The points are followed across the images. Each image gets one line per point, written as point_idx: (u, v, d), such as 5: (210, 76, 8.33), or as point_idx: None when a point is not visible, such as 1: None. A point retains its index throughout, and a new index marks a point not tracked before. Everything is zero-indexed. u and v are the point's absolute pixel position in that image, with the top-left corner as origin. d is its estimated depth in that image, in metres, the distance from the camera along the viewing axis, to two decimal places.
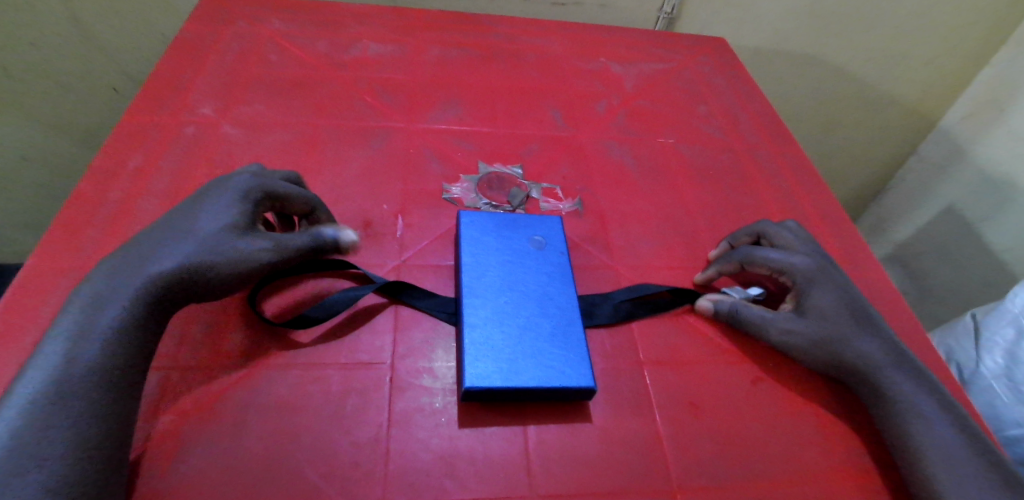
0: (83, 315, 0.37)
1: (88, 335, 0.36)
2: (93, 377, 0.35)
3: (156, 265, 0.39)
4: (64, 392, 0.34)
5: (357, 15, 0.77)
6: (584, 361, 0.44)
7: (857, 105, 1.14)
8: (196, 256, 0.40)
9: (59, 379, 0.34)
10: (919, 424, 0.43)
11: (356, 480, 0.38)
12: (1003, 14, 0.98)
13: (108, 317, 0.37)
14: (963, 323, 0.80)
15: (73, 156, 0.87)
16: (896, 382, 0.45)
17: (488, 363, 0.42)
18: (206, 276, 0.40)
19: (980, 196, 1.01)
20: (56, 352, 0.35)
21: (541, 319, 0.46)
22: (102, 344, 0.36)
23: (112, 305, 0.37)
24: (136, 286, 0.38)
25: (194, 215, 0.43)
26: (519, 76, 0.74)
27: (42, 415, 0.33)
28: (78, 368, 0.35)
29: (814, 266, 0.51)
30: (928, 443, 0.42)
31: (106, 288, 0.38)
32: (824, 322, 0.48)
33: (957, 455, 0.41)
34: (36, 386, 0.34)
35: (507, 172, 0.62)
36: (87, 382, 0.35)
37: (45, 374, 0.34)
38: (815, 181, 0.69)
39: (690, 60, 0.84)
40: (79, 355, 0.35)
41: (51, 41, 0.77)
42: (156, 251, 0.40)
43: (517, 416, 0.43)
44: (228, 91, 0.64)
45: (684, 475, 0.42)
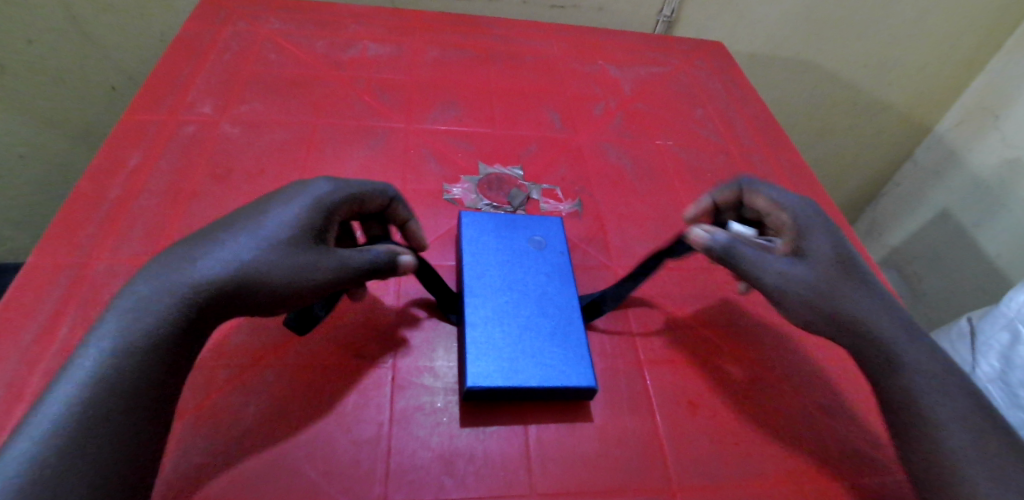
0: (120, 326, 0.33)
1: (123, 352, 0.32)
2: (122, 403, 0.31)
3: (204, 271, 0.35)
4: (92, 420, 0.30)
5: (356, 15, 0.78)
6: (583, 360, 0.45)
7: (852, 110, 1.15)
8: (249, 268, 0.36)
9: (88, 404, 0.30)
10: (930, 392, 0.39)
11: (356, 478, 0.38)
12: (995, 22, 0.99)
13: (144, 331, 0.33)
14: (959, 326, 0.81)
15: (69, 153, 0.87)
16: (901, 344, 0.41)
17: (488, 362, 0.43)
18: (255, 293, 0.36)
19: (973, 201, 1.02)
20: (84, 366, 0.31)
21: (541, 318, 0.46)
22: (135, 366, 0.32)
23: (148, 316, 0.33)
24: (178, 298, 0.34)
25: (257, 216, 0.38)
26: (517, 77, 0.75)
27: (66, 447, 0.29)
28: (108, 391, 0.31)
29: (808, 210, 0.47)
30: (938, 413, 0.38)
31: (147, 292, 0.34)
32: (819, 268, 0.43)
33: (967, 425, 0.37)
34: (61, 410, 0.30)
35: (506, 173, 0.62)
36: (117, 411, 0.31)
37: (73, 396, 0.30)
38: (810, 184, 0.70)
39: (687, 63, 0.85)
40: (114, 377, 0.31)
41: (49, 39, 0.77)
42: (206, 253, 0.36)
43: (517, 414, 0.43)
44: (227, 90, 0.64)
45: (683, 474, 0.42)
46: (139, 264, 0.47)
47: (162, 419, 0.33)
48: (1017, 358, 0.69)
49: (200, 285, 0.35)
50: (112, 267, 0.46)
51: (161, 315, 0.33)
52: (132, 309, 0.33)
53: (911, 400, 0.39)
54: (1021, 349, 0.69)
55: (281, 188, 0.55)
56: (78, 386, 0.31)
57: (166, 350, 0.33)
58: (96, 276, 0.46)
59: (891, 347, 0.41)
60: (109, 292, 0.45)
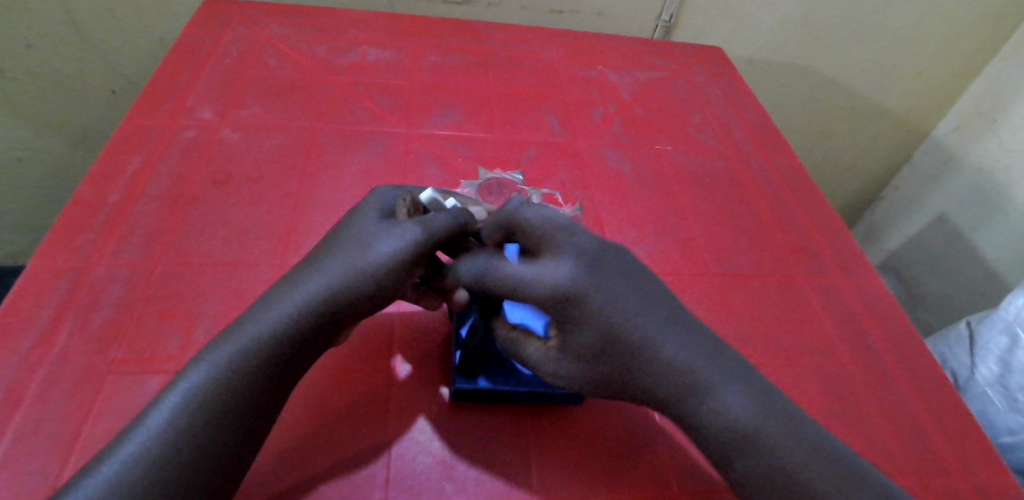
0: (231, 339, 0.35)
1: (224, 363, 0.34)
2: (215, 412, 0.33)
3: (303, 287, 0.37)
4: (188, 426, 0.32)
5: (355, 20, 0.78)
6: None
7: (849, 115, 1.16)
8: (342, 266, 0.38)
9: (190, 411, 0.33)
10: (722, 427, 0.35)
11: (357, 483, 0.38)
12: (992, 27, 1.00)
13: (246, 343, 0.35)
14: (957, 330, 0.81)
15: (68, 157, 0.87)
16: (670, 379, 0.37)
17: (476, 362, 0.44)
18: (347, 302, 0.37)
19: (970, 205, 1.02)
20: (198, 373, 0.34)
21: None
22: (234, 377, 0.34)
23: (257, 324, 0.36)
24: (279, 312, 0.36)
25: (354, 234, 0.40)
26: (516, 82, 0.75)
27: (168, 449, 0.31)
28: (206, 400, 0.33)
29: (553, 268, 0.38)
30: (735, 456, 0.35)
31: (261, 303, 0.37)
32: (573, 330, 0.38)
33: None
34: (168, 414, 0.32)
35: (506, 177, 0.62)
36: (209, 420, 0.33)
37: (180, 400, 0.33)
38: (808, 188, 0.70)
39: (685, 68, 0.85)
40: (214, 385, 0.33)
41: (48, 42, 0.77)
42: (311, 269, 0.38)
43: (514, 417, 0.44)
44: (227, 95, 0.64)
45: (684, 479, 0.42)
46: (139, 268, 0.47)
47: (250, 428, 0.34)
48: (1015, 361, 0.69)
49: (299, 301, 0.36)
50: (112, 272, 0.47)
51: (260, 328, 0.36)
52: (241, 324, 0.36)
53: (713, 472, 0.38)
54: (1019, 352, 0.69)
55: (281, 193, 0.55)
56: (189, 392, 0.33)
57: (261, 362, 0.35)
58: (96, 281, 0.46)
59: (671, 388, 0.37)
60: (109, 297, 0.45)
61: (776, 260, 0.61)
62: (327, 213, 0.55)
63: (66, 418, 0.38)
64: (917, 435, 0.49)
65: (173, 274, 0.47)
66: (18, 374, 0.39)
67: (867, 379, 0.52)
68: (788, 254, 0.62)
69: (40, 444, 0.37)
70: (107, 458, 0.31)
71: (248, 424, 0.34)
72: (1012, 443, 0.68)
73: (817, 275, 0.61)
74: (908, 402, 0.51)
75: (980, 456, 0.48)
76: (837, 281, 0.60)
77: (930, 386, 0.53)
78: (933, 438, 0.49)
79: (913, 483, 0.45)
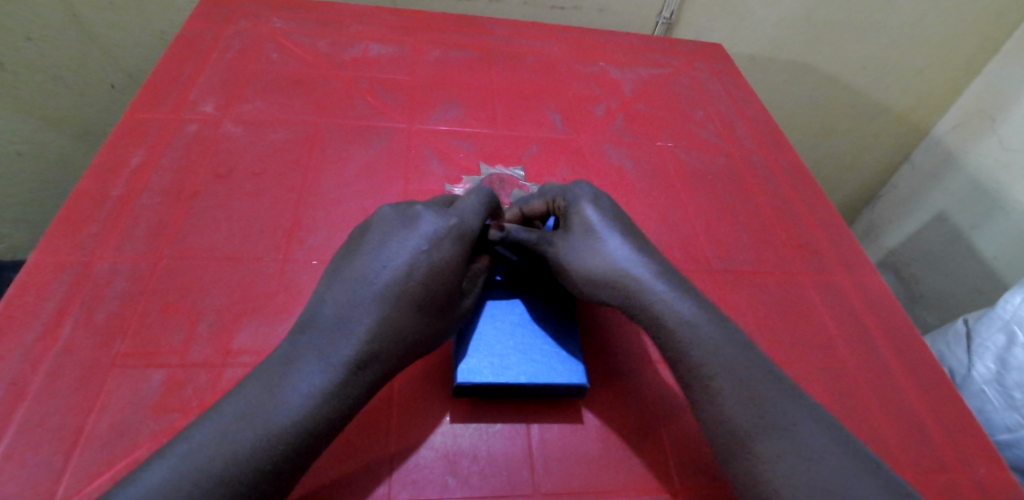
0: (292, 373, 0.37)
1: (275, 398, 0.36)
2: (272, 448, 0.34)
3: (355, 330, 0.39)
4: (241, 462, 0.33)
5: (357, 15, 0.78)
6: (577, 359, 0.45)
7: (850, 112, 1.16)
8: (391, 321, 0.40)
9: (242, 442, 0.33)
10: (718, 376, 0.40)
11: (361, 476, 0.39)
12: (994, 25, 1.00)
13: (303, 390, 0.36)
14: (955, 328, 0.82)
15: (70, 152, 0.86)
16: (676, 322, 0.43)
17: (480, 358, 0.44)
18: (391, 356, 0.40)
19: (968, 205, 1.03)
20: (252, 399, 0.35)
21: (535, 316, 0.47)
22: (292, 417, 0.35)
23: (313, 364, 0.37)
24: (336, 353, 0.38)
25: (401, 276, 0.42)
26: (519, 78, 0.75)
27: (220, 481, 0.32)
28: (261, 435, 0.34)
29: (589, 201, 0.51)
30: (720, 393, 0.40)
31: (322, 333, 0.39)
32: (592, 251, 0.46)
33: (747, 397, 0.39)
34: (218, 443, 0.33)
35: (507, 173, 0.62)
36: (266, 455, 0.33)
37: (234, 430, 0.34)
38: (809, 185, 0.71)
39: (687, 65, 0.85)
40: (273, 420, 0.35)
41: (50, 35, 0.76)
42: (368, 309, 0.40)
43: (515, 411, 0.44)
44: (230, 89, 0.64)
45: (685, 475, 0.43)
46: (143, 262, 0.47)
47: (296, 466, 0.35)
48: (1012, 359, 0.70)
49: (351, 349, 0.38)
50: (115, 266, 0.47)
51: (319, 368, 0.37)
52: (293, 356, 0.38)
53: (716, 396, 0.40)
54: (1017, 351, 0.69)
55: (283, 188, 0.55)
56: (239, 415, 0.35)
57: (319, 405, 0.36)
58: (98, 275, 0.46)
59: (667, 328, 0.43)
60: (112, 291, 0.45)
61: (777, 256, 0.61)
62: (329, 208, 0.55)
63: (70, 411, 0.39)
64: (916, 432, 0.49)
65: (176, 269, 0.47)
66: (23, 367, 0.40)
67: (866, 375, 0.52)
68: (790, 251, 0.62)
69: (45, 438, 0.37)
70: (144, 477, 0.31)
71: (296, 461, 0.35)
72: (1009, 440, 0.68)
73: (818, 272, 0.61)
74: (907, 399, 0.51)
75: (979, 452, 0.49)
76: (837, 278, 0.61)
77: (929, 384, 0.53)
78: (933, 434, 0.49)
79: (912, 479, 0.46)
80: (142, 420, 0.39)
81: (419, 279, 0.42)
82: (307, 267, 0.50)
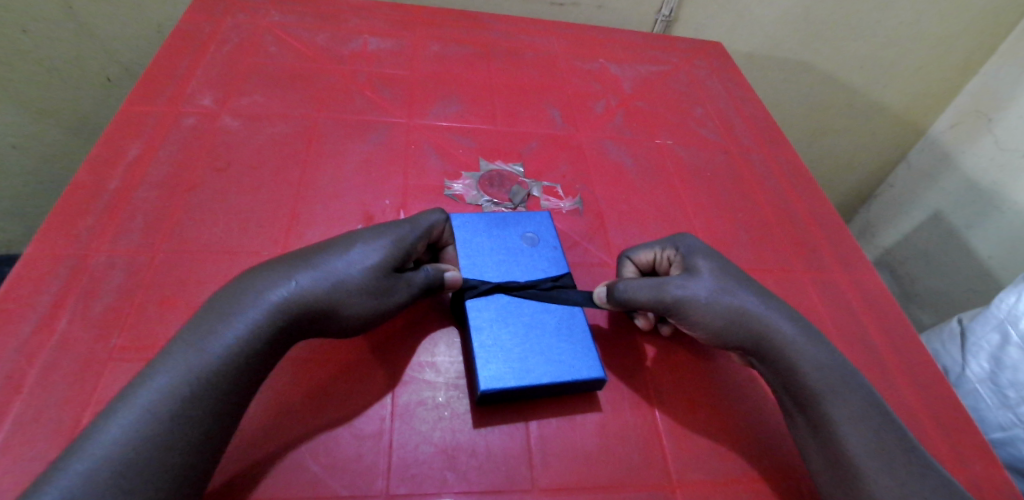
0: (216, 331, 0.37)
1: (203, 356, 0.36)
2: (202, 401, 0.35)
3: (282, 286, 0.39)
4: (172, 414, 0.34)
5: (356, 9, 0.77)
6: (591, 352, 0.45)
7: (848, 111, 1.16)
8: (316, 286, 0.40)
9: (172, 396, 0.34)
10: (848, 421, 0.41)
11: (360, 471, 0.39)
12: (990, 27, 1.00)
13: (222, 341, 0.37)
14: (949, 326, 0.82)
15: (66, 146, 0.85)
16: (810, 356, 0.43)
17: (500, 365, 0.43)
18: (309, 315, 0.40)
19: (963, 204, 1.03)
20: (183, 358, 0.36)
21: (544, 314, 0.47)
22: (218, 370, 0.36)
23: (238, 322, 0.38)
24: (257, 309, 0.38)
25: (344, 245, 0.43)
26: (517, 74, 0.74)
27: (155, 434, 0.33)
28: (189, 389, 0.35)
29: (699, 244, 0.50)
30: (830, 404, 0.41)
31: (250, 291, 0.39)
32: (709, 300, 0.45)
33: (848, 403, 0.41)
34: (153, 399, 0.34)
35: (507, 169, 0.62)
36: (192, 405, 0.35)
37: (171, 381, 0.35)
38: (807, 183, 0.71)
39: (687, 62, 0.85)
40: (201, 373, 0.35)
41: (45, 27, 0.75)
42: (298, 275, 0.40)
43: (513, 407, 0.44)
44: (227, 82, 0.63)
45: (682, 470, 0.43)
46: (139, 255, 0.47)
47: (227, 415, 0.36)
48: (1005, 359, 0.70)
49: (267, 307, 0.38)
50: (112, 258, 0.46)
51: (241, 321, 0.38)
52: (222, 314, 0.38)
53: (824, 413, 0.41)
54: (1011, 350, 0.70)
55: (282, 182, 0.55)
56: (169, 373, 0.35)
57: (238, 358, 0.37)
58: (95, 268, 0.45)
59: (803, 364, 0.43)
60: (108, 284, 0.45)
61: (776, 253, 0.61)
62: (328, 202, 0.55)
63: (67, 404, 0.38)
64: (913, 429, 0.49)
65: (173, 262, 0.47)
66: (18, 361, 0.39)
67: (864, 373, 0.53)
68: (787, 249, 0.62)
69: (42, 431, 0.37)
70: (93, 439, 0.32)
71: (225, 410, 0.36)
72: (1004, 438, 0.69)
73: (816, 270, 0.61)
74: (903, 396, 0.52)
75: (976, 450, 0.49)
76: (836, 276, 0.61)
77: (926, 382, 0.53)
78: (929, 431, 0.49)
79: None
80: None
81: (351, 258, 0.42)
82: None
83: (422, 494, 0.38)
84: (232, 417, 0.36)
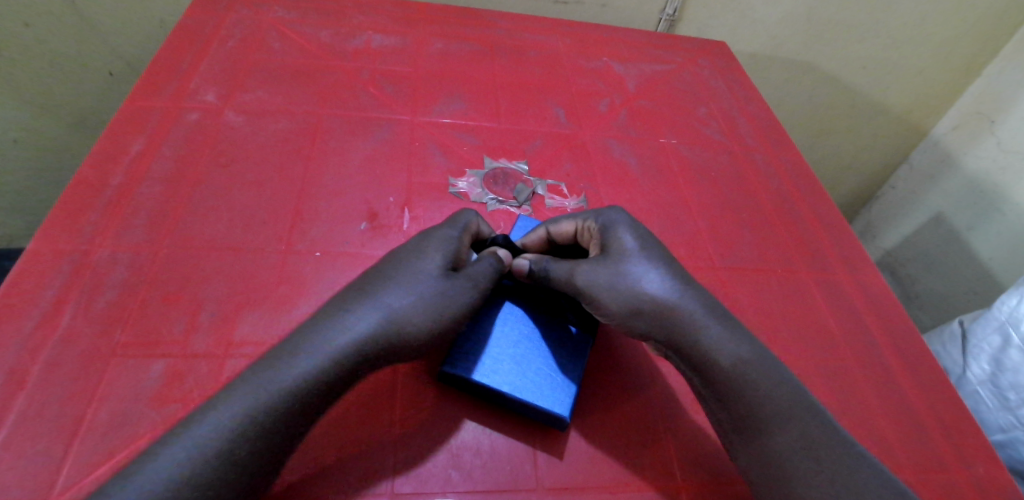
0: (279, 375, 0.36)
1: (263, 405, 0.35)
2: (257, 450, 0.34)
3: (351, 327, 0.39)
4: (224, 457, 0.33)
5: (360, 5, 0.77)
6: (567, 390, 0.43)
7: (850, 112, 1.16)
8: (381, 324, 0.39)
9: (228, 436, 0.34)
10: (777, 418, 0.39)
11: (364, 470, 0.39)
12: (993, 30, 1.00)
13: (283, 384, 0.36)
14: (951, 328, 0.82)
15: (68, 140, 0.85)
16: (726, 353, 0.41)
17: (471, 354, 0.43)
18: (370, 356, 0.39)
19: (964, 206, 1.03)
20: (242, 402, 0.35)
21: (545, 335, 0.46)
22: (282, 410, 0.35)
23: (305, 366, 0.37)
24: (323, 352, 0.37)
25: (411, 276, 0.42)
26: (521, 71, 0.74)
27: (204, 475, 0.32)
28: (247, 433, 0.34)
29: (620, 217, 0.47)
30: (753, 400, 0.39)
31: (315, 330, 0.39)
32: (627, 286, 0.43)
33: (778, 407, 0.39)
34: (214, 444, 0.33)
35: (511, 167, 0.62)
36: (246, 451, 0.34)
37: (229, 422, 0.34)
38: (810, 184, 0.71)
39: (691, 62, 0.85)
40: (257, 416, 0.35)
41: (47, 22, 0.74)
42: (361, 312, 0.39)
43: (489, 409, 0.43)
44: (231, 78, 0.63)
45: (688, 471, 0.43)
46: (143, 251, 0.47)
47: (277, 457, 0.35)
48: (1007, 360, 0.70)
49: (331, 354, 0.37)
50: (115, 255, 0.46)
51: (304, 367, 0.37)
52: (285, 356, 0.37)
53: (749, 412, 0.39)
54: (1012, 352, 0.70)
55: (285, 178, 0.55)
56: (229, 418, 0.34)
57: (302, 405, 0.36)
58: (98, 263, 0.45)
59: (719, 356, 0.41)
60: (111, 279, 0.45)
61: (778, 253, 0.61)
62: (332, 199, 0.54)
63: (70, 400, 0.38)
64: (915, 431, 0.49)
65: (176, 258, 0.47)
66: (20, 355, 0.39)
67: (867, 373, 0.53)
68: (792, 249, 0.62)
69: (47, 426, 0.37)
70: (143, 470, 0.32)
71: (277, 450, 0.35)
72: (1004, 440, 0.69)
73: (820, 271, 0.61)
74: (907, 399, 0.51)
75: (978, 452, 0.49)
76: (839, 277, 0.61)
77: (928, 383, 0.53)
78: (932, 433, 0.49)
79: (910, 477, 0.46)
80: (142, 411, 0.39)
81: (418, 286, 0.41)
82: (310, 258, 0.49)
83: (425, 493, 0.38)
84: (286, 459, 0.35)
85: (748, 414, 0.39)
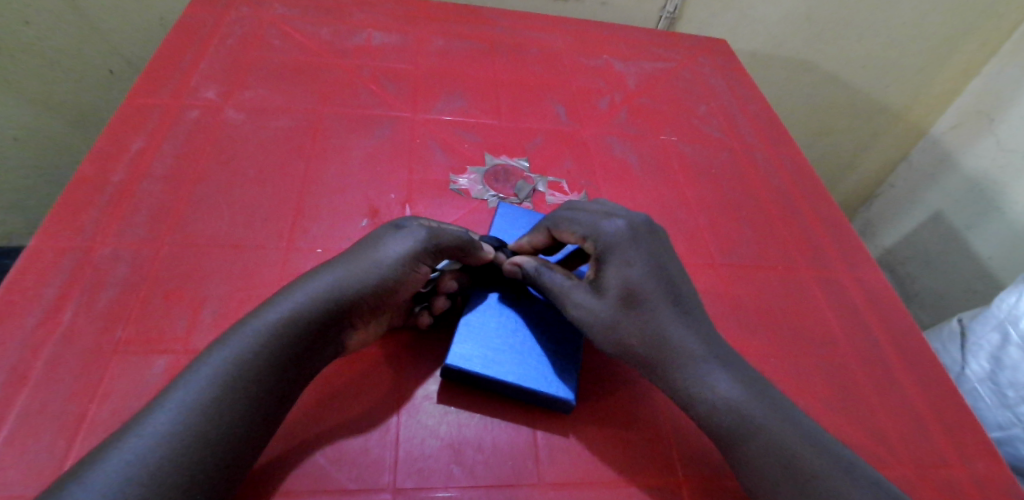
0: (236, 333, 0.37)
1: (220, 361, 0.36)
2: (212, 403, 0.34)
3: (307, 287, 0.40)
4: (180, 410, 0.33)
5: (360, 3, 0.77)
6: (569, 372, 0.44)
7: (850, 110, 1.17)
8: (332, 281, 0.40)
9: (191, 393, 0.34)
10: (769, 461, 0.37)
11: (367, 466, 0.39)
12: (991, 29, 1.00)
13: (239, 340, 0.37)
14: (950, 326, 0.82)
15: (66, 137, 0.84)
16: (716, 394, 0.40)
17: (470, 346, 0.43)
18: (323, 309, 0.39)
19: (963, 206, 1.04)
20: (203, 364, 0.36)
21: (542, 321, 0.47)
22: (235, 364, 0.36)
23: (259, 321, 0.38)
24: (277, 308, 0.38)
25: (370, 241, 0.43)
26: (522, 69, 0.74)
27: (159, 429, 0.32)
28: (203, 390, 0.34)
29: (625, 233, 0.44)
30: (744, 441, 0.38)
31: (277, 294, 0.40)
32: (613, 320, 0.42)
33: (771, 446, 0.38)
34: (177, 406, 0.34)
35: (511, 164, 0.62)
36: (202, 405, 0.34)
37: (190, 382, 0.35)
38: (809, 181, 0.71)
39: (691, 60, 0.85)
40: (218, 377, 0.35)
41: (47, 20, 0.74)
42: (319, 274, 0.41)
43: (498, 404, 0.43)
44: (232, 76, 0.63)
45: (689, 467, 0.43)
46: (144, 248, 0.47)
47: (242, 418, 0.35)
48: (1005, 358, 0.70)
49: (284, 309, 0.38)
50: (116, 252, 0.46)
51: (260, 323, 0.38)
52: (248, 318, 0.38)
53: (737, 451, 0.39)
54: (1011, 350, 0.70)
55: (287, 176, 0.55)
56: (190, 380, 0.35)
57: (255, 357, 0.36)
58: (100, 260, 0.45)
59: (705, 393, 0.40)
60: (113, 276, 0.45)
61: (779, 251, 0.61)
62: (333, 197, 0.54)
63: (73, 397, 0.38)
64: (914, 428, 0.49)
65: (177, 256, 0.47)
66: (22, 353, 0.39)
67: (866, 370, 0.53)
68: (792, 247, 0.62)
69: (49, 423, 0.37)
70: (115, 449, 0.32)
71: (254, 408, 0.35)
72: (1003, 437, 0.69)
73: (820, 268, 0.61)
74: (907, 395, 0.52)
75: (979, 449, 0.49)
76: (839, 275, 0.61)
77: (927, 379, 0.53)
78: (932, 429, 0.50)
79: (910, 473, 0.46)
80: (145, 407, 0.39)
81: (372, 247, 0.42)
82: (311, 255, 0.49)
83: (427, 489, 0.38)
84: (236, 412, 0.35)
85: (736, 452, 0.39)
